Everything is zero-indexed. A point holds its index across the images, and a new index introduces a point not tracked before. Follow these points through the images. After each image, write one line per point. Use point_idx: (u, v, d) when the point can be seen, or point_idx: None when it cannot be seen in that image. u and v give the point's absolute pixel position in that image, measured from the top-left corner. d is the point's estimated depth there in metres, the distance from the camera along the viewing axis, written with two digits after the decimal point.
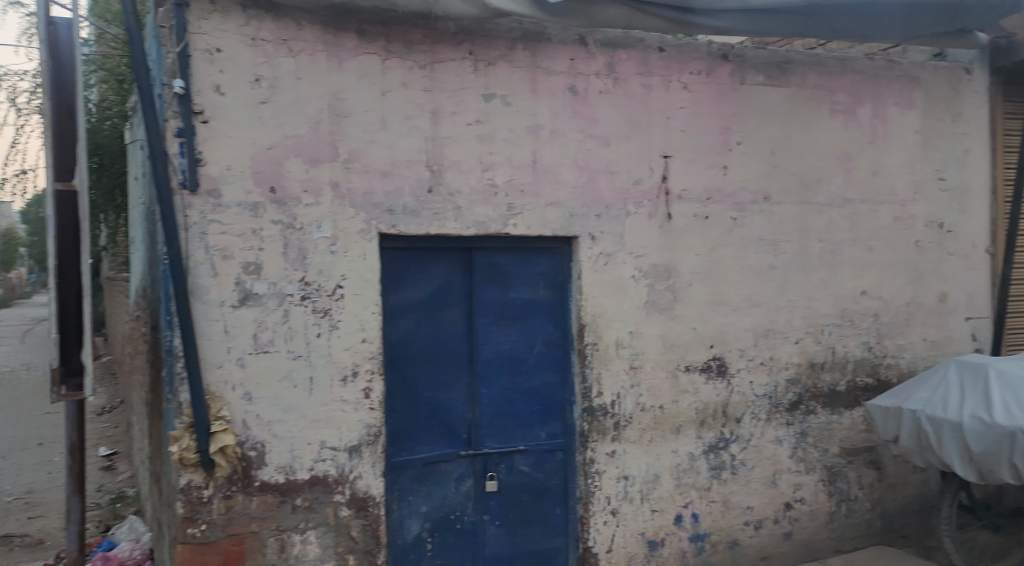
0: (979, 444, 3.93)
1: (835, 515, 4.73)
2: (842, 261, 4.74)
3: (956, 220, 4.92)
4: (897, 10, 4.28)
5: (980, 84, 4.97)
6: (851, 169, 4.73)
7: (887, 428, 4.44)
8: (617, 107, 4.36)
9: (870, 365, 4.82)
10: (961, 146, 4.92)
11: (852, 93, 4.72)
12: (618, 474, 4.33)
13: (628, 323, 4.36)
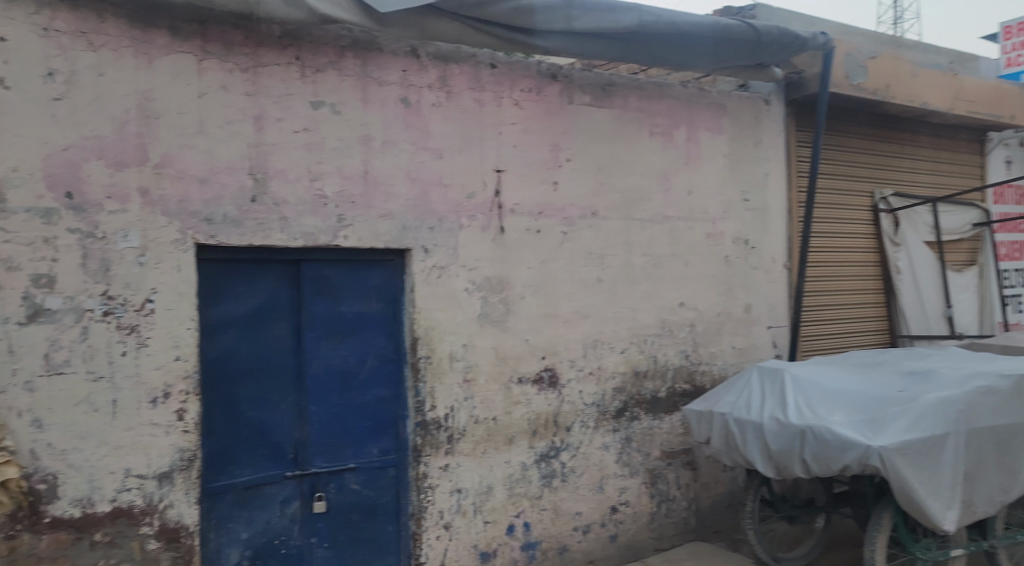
0: (776, 441, 4.32)
1: (656, 515, 4.99)
2: (662, 275, 5.03)
3: (760, 237, 5.37)
4: (706, 42, 4.62)
5: (778, 114, 5.46)
6: (669, 188, 5.05)
7: (700, 430, 4.82)
8: (449, 120, 4.36)
9: (688, 373, 5.14)
10: (763, 169, 5.39)
11: (669, 116, 5.04)
12: (451, 487, 4.31)
13: (462, 336, 4.37)
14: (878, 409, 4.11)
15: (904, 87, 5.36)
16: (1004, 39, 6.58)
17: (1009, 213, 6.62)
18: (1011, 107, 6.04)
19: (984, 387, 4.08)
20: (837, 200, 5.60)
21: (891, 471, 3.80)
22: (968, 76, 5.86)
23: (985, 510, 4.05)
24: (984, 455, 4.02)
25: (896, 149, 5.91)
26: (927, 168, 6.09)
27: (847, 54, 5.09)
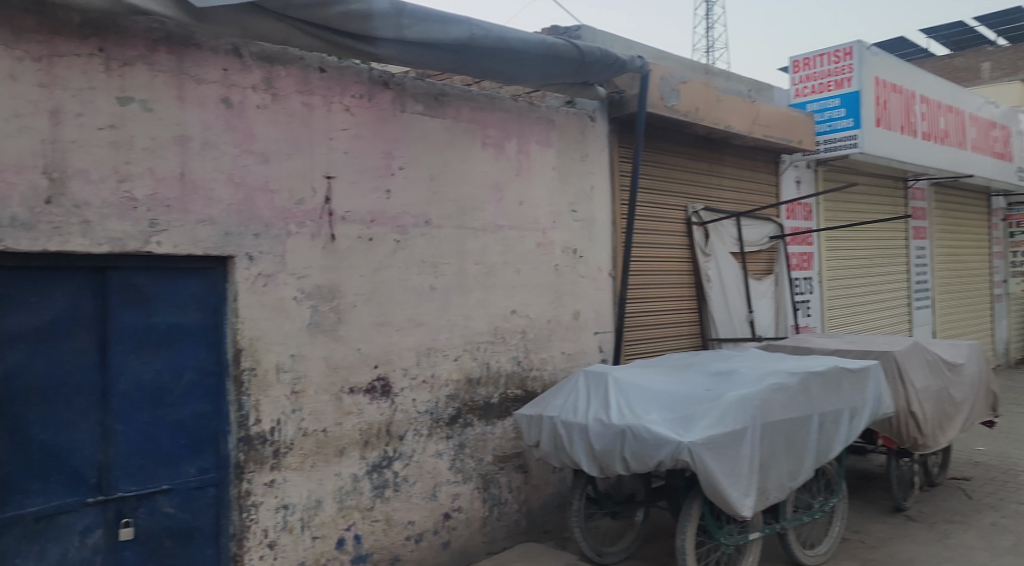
0: (599, 442, 4.54)
1: (488, 519, 5.09)
2: (495, 283, 5.14)
3: (586, 247, 5.64)
4: (534, 58, 4.79)
5: (602, 130, 5.77)
6: (501, 198, 5.18)
7: (530, 433, 4.97)
8: (275, 123, 4.21)
9: (520, 378, 5.29)
10: (589, 182, 5.67)
11: (501, 128, 5.17)
12: (277, 504, 4.14)
13: (289, 346, 4.22)
14: (689, 408, 4.45)
15: (711, 110, 5.85)
16: (793, 72, 7.30)
17: (800, 227, 7.42)
18: (800, 133, 6.78)
19: (776, 384, 4.53)
20: (654, 213, 6.00)
21: (698, 465, 4.10)
22: (765, 103, 6.50)
23: (777, 496, 4.47)
24: (776, 446, 4.45)
25: (705, 167, 6.43)
26: (731, 186, 6.68)
27: (661, 78, 5.47)
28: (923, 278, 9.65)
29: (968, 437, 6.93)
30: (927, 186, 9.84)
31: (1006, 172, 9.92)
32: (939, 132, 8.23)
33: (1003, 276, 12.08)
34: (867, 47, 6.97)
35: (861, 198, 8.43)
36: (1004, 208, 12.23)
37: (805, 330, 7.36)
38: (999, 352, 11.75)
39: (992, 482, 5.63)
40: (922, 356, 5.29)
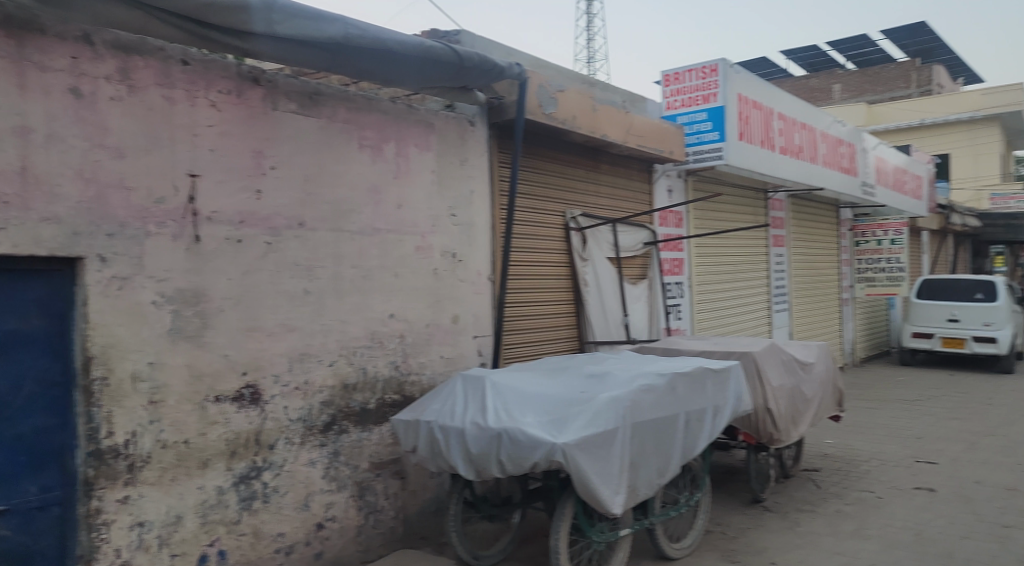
0: (476, 445, 4.55)
1: (363, 527, 4.99)
2: (372, 287, 5.06)
3: (466, 251, 5.65)
4: (412, 61, 4.76)
5: (482, 135, 5.81)
6: (379, 201, 5.10)
7: (407, 439, 4.92)
8: (132, 117, 3.95)
9: (397, 383, 5.23)
10: (468, 187, 5.69)
11: (378, 130, 5.10)
12: (132, 521, 3.87)
13: (148, 353, 3.95)
14: (564, 410, 4.54)
15: (587, 119, 6.02)
16: (664, 85, 7.66)
17: (672, 234, 7.77)
18: (670, 144, 7.10)
19: (646, 385, 4.71)
20: (533, 218, 6.11)
21: (572, 465, 4.18)
22: (638, 114, 6.76)
23: (645, 492, 4.64)
24: (645, 445, 4.62)
25: (582, 175, 6.60)
26: (607, 193, 6.90)
27: (539, 86, 5.57)
28: (782, 283, 10.34)
29: (818, 430, 7.49)
30: (786, 198, 10.57)
31: (853, 186, 10.83)
32: (794, 147, 8.86)
33: (850, 282, 13.16)
34: (732, 65, 7.39)
35: (726, 208, 8.93)
36: (851, 219, 13.34)
37: (676, 333, 7.71)
38: (847, 351, 12.80)
39: (838, 472, 6.10)
40: (778, 357, 5.66)
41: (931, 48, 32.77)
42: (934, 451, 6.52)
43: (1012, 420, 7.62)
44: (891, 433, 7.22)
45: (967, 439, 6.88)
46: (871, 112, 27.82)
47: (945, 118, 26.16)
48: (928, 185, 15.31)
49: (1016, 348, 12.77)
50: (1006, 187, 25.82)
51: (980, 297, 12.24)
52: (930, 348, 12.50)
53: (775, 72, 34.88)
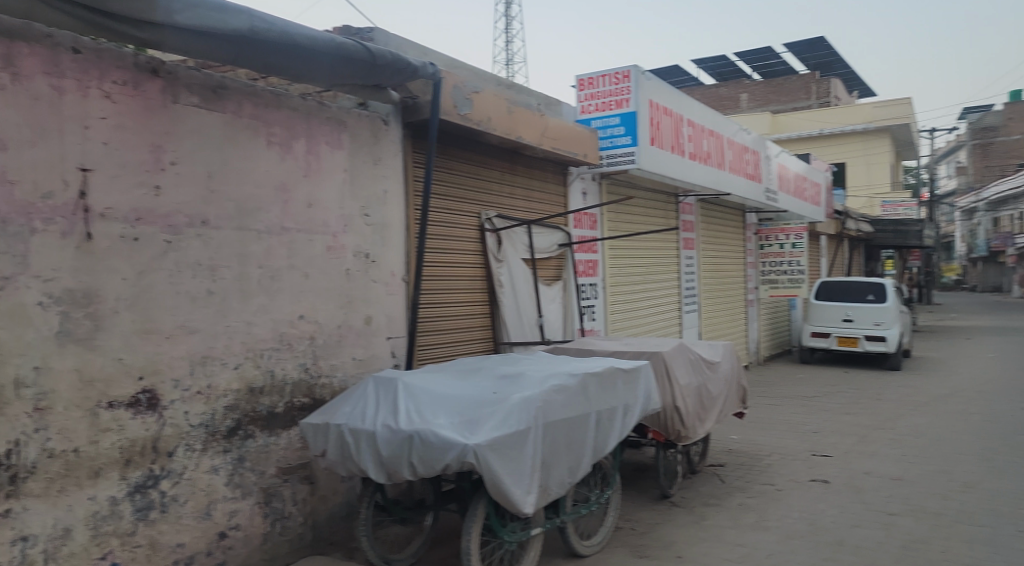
0: (387, 448, 4.49)
1: (269, 535, 4.85)
2: (280, 287, 4.93)
3: (380, 251, 5.58)
4: (322, 57, 4.65)
5: (396, 135, 5.74)
6: (287, 199, 4.97)
7: (316, 443, 4.81)
8: (16, 107, 3.70)
9: (306, 386, 5.11)
10: (382, 187, 5.61)
11: (287, 127, 4.97)
12: (14, 537, 3.61)
13: (32, 358, 3.71)
14: (476, 412, 4.54)
15: (502, 121, 6.04)
16: (579, 89, 7.73)
17: (586, 236, 7.91)
18: (585, 148, 7.21)
19: (558, 386, 4.76)
20: (448, 219, 6.09)
21: (484, 466, 4.18)
22: (553, 117, 6.84)
23: (557, 491, 4.69)
24: (556, 444, 4.66)
25: (497, 176, 6.63)
26: (522, 194, 6.95)
27: (454, 86, 5.55)
28: (691, 285, 10.69)
29: (723, 427, 7.77)
30: (695, 202, 10.92)
31: (758, 192, 11.30)
32: (703, 153, 9.17)
33: (756, 283, 13.72)
34: (643, 72, 7.57)
35: (638, 211, 9.15)
36: (757, 223, 13.91)
37: (590, 333, 7.84)
38: (752, 350, 13.34)
39: (741, 467, 6.35)
40: (685, 356, 5.83)
41: (830, 62, 34.67)
42: (829, 444, 6.87)
43: (899, 414, 8.12)
44: (790, 428, 7.57)
45: (859, 432, 7.29)
46: (776, 122, 29.17)
47: (843, 128, 27.72)
48: (826, 192, 16.20)
49: (904, 346, 13.63)
50: (897, 194, 27.58)
51: (873, 298, 12.95)
52: (827, 347, 13.12)
53: (687, 80, 36.11)
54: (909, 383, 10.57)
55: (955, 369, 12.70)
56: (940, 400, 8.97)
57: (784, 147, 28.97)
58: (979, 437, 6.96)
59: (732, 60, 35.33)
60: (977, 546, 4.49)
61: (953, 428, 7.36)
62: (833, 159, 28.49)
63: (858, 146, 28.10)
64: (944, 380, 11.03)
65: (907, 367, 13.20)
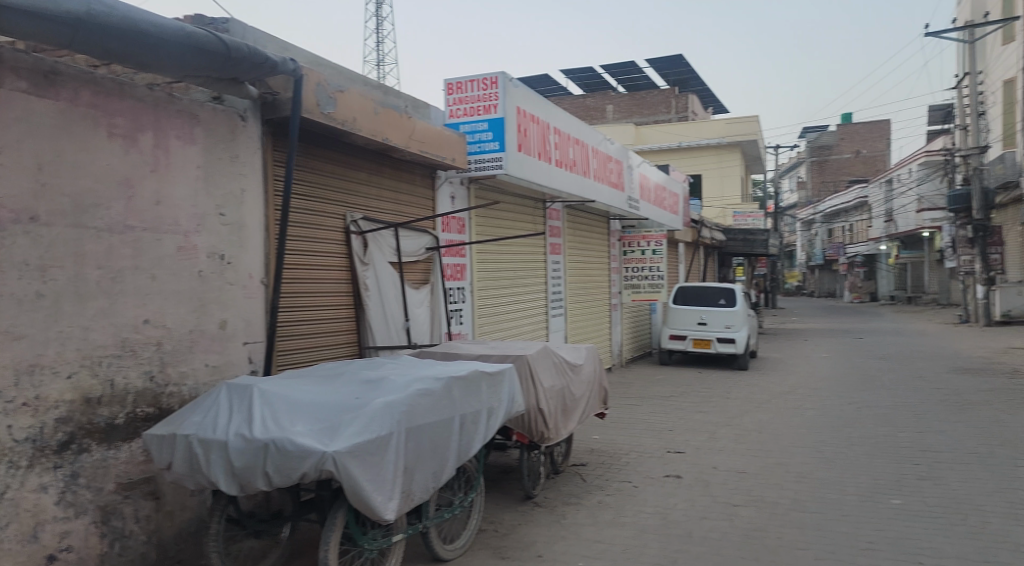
0: (240, 458, 4.27)
1: (107, 556, 4.50)
2: (122, 290, 4.58)
3: (236, 252, 5.33)
4: (172, 47, 4.37)
5: (254, 131, 5.51)
6: (132, 196, 4.65)
7: (162, 455, 4.51)
8: None
9: (152, 395, 4.78)
10: (239, 185, 5.37)
11: (131, 118, 4.65)
12: None
13: None
14: (337, 418, 4.42)
15: (368, 122, 5.96)
16: (447, 94, 7.75)
17: (454, 240, 7.97)
18: (453, 152, 7.25)
19: (422, 389, 4.72)
20: (311, 221, 5.94)
21: (344, 473, 4.07)
22: (421, 120, 6.81)
23: (420, 496, 4.64)
24: (420, 449, 4.62)
25: (364, 178, 6.53)
26: (389, 197, 6.89)
27: (317, 84, 5.41)
28: (558, 290, 10.98)
29: (585, 427, 8.02)
30: (562, 208, 11.23)
31: (621, 200, 11.79)
32: (569, 161, 9.45)
33: (619, 288, 14.28)
34: (510, 80, 7.72)
35: (506, 216, 9.29)
36: (620, 230, 14.49)
37: (457, 337, 7.89)
38: (615, 353, 13.85)
39: (602, 465, 6.58)
40: (548, 359, 5.97)
41: (687, 79, 36.77)
42: (681, 441, 7.26)
43: (743, 411, 8.73)
44: (647, 427, 7.93)
45: (708, 429, 7.75)
46: (639, 133, 30.56)
47: (699, 142, 29.44)
48: (683, 202, 17.16)
49: (751, 348, 14.66)
50: (745, 206, 29.64)
51: (723, 303, 13.86)
52: (683, 349, 13.86)
53: (557, 90, 37.12)
54: (756, 382, 11.37)
55: (796, 368, 13.82)
56: (781, 397, 9.72)
57: (647, 157, 30.35)
58: (811, 430, 7.60)
59: (598, 72, 36.64)
60: (809, 531, 4.89)
61: (788, 423, 8.00)
62: (690, 171, 30.16)
63: (712, 160, 29.93)
64: (786, 379, 11.96)
65: (754, 366, 14.20)
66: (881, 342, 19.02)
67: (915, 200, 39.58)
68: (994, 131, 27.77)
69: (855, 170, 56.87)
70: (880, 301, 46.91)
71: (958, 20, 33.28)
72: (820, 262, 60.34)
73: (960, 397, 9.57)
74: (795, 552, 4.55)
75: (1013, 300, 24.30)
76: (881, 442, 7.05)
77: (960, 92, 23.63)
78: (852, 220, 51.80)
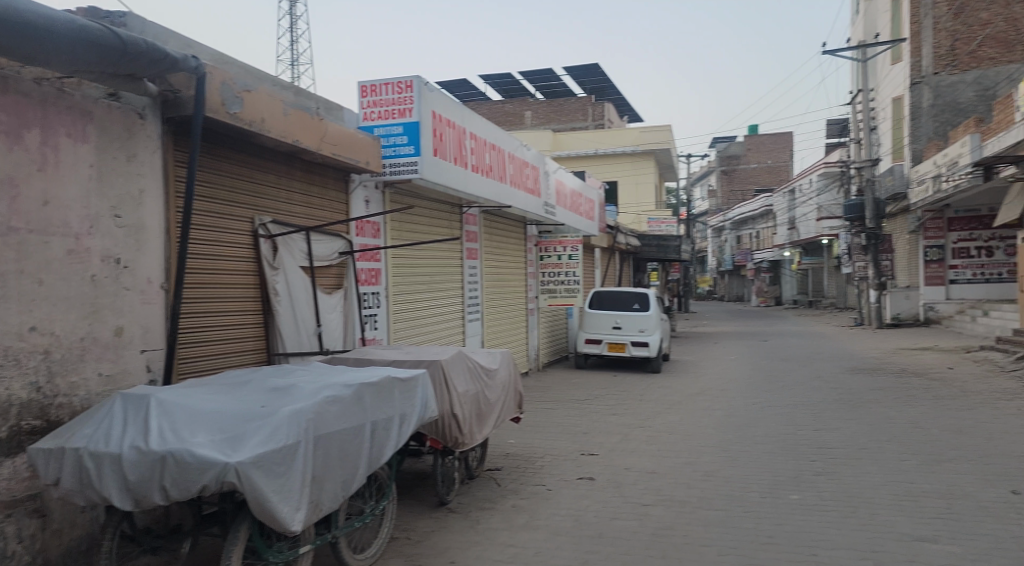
0: (134, 471, 4.00)
1: None
2: (4, 297, 4.25)
3: (133, 256, 5.09)
4: (63, 40, 4.10)
5: (153, 131, 5.28)
6: (17, 196, 4.33)
7: (48, 471, 4.19)
8: None
9: (38, 407, 4.48)
10: (136, 186, 5.13)
11: (16, 114, 4.34)
12: None
13: None
14: (240, 427, 4.19)
15: (276, 123, 5.85)
16: (361, 95, 7.64)
17: (369, 244, 7.88)
18: (366, 155, 7.20)
19: (331, 396, 4.55)
20: (216, 224, 5.74)
21: (247, 484, 3.85)
22: (332, 122, 6.73)
23: (330, 506, 4.41)
24: (330, 458, 4.42)
25: (273, 180, 6.39)
26: (300, 200, 6.75)
27: (222, 83, 5.26)
28: (474, 294, 11.02)
29: (501, 431, 8.04)
30: (479, 214, 11.26)
31: (537, 206, 11.94)
32: (485, 166, 9.49)
33: (535, 293, 14.41)
34: (426, 83, 7.68)
35: (421, 220, 9.24)
36: (537, 235, 14.61)
37: (371, 343, 7.80)
38: (532, 357, 13.96)
39: (517, 469, 6.60)
40: (463, 364, 5.97)
41: (603, 88, 37.62)
42: (595, 444, 7.36)
43: (654, 413, 8.94)
44: (561, 430, 8.02)
45: (621, 431, 7.90)
46: (557, 140, 30.99)
47: (615, 150, 30.14)
48: (598, 209, 17.52)
49: (664, 352, 15.08)
50: (659, 213, 30.49)
51: (638, 307, 14.19)
52: (598, 353, 14.08)
53: (476, 95, 37.24)
54: (669, 384, 11.70)
55: (707, 370, 14.29)
56: (690, 398, 10.03)
57: (564, 164, 30.79)
58: (716, 430, 7.86)
59: (516, 79, 37.01)
60: (714, 527, 5.03)
61: (694, 423, 8.25)
62: (607, 178, 30.77)
63: (627, 167, 30.65)
64: (697, 381, 12.35)
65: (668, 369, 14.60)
66: (784, 344, 19.93)
67: (816, 208, 41.80)
68: (885, 145, 29.69)
69: (760, 179, 60.13)
70: (785, 305, 49.12)
71: (852, 39, 35.33)
72: (731, 268, 62.72)
73: (853, 396, 10.11)
74: (700, 549, 4.68)
75: (901, 304, 26.17)
76: (783, 440, 7.34)
77: (855, 107, 25.06)
78: (761, 227, 54.02)
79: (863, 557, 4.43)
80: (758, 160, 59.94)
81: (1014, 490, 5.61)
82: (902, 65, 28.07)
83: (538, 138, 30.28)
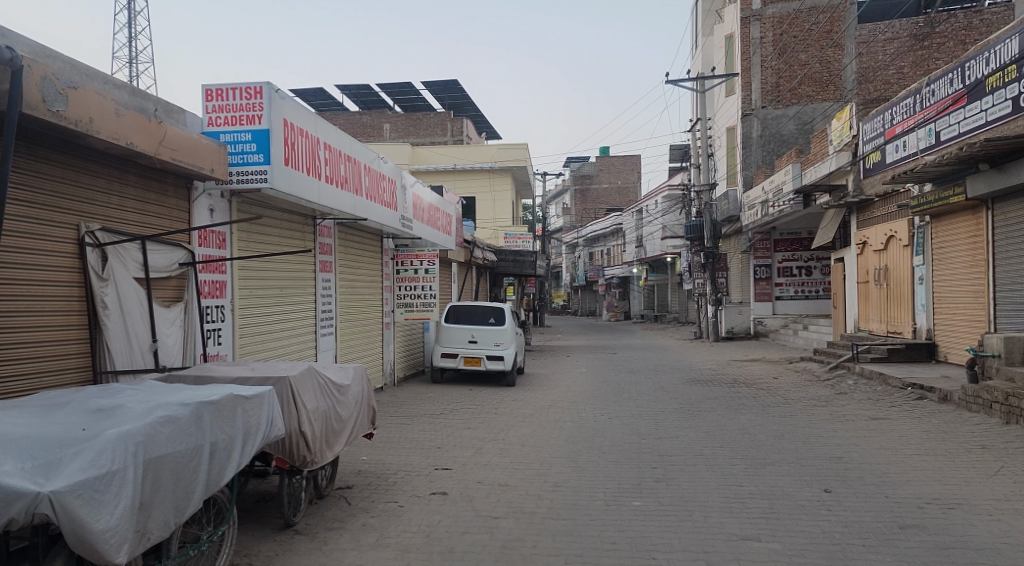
0: None
1: None
2: None
3: None
4: None
5: None
6: None
7: None
8: None
9: None
10: None
11: None
12: None
13: None
14: (54, 452, 3.68)
15: (106, 123, 5.48)
16: (205, 99, 7.28)
17: (212, 255, 7.51)
18: (211, 162, 6.91)
19: (165, 416, 4.11)
20: (32, 231, 5.27)
21: (63, 515, 3.41)
22: (172, 126, 6.39)
23: (160, 534, 3.99)
24: (161, 482, 4.00)
25: (103, 185, 5.96)
26: (134, 207, 6.33)
27: (43, 78, 4.84)
28: (327, 308, 10.76)
29: (353, 448, 7.86)
30: (334, 226, 11.04)
31: (394, 219, 11.87)
32: (339, 177, 9.31)
33: (392, 307, 14.28)
34: (276, 90, 7.47)
35: (270, 232, 8.93)
36: (393, 249, 14.49)
37: (214, 358, 7.44)
38: (387, 372, 13.79)
39: (368, 487, 6.49)
40: (312, 379, 5.82)
41: (461, 105, 37.99)
42: (447, 458, 7.39)
43: (505, 426, 9.09)
44: (412, 445, 7.97)
45: (473, 445, 7.98)
46: (415, 153, 30.90)
47: (473, 165, 30.56)
48: (455, 222, 17.60)
49: (518, 366, 15.34)
50: (515, 229, 31.14)
51: (493, 321, 14.40)
52: (454, 367, 14.15)
53: (333, 104, 36.42)
54: (523, 397, 11.95)
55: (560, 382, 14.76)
56: (541, 411, 10.30)
57: (423, 178, 30.79)
58: (564, 441, 8.12)
59: (374, 90, 36.55)
60: (561, 537, 5.17)
61: (542, 435, 8.48)
62: (465, 194, 31.04)
63: (485, 182, 31.11)
64: (551, 393, 12.69)
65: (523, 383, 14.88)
66: (630, 356, 20.90)
67: (660, 228, 44.35)
68: (722, 170, 32.18)
69: (611, 200, 63.67)
70: (633, 319, 51.64)
71: (691, 71, 38.17)
72: (584, 284, 65.13)
73: (687, 405, 10.74)
74: (546, 558, 4.77)
75: (734, 319, 28.95)
76: (626, 450, 7.68)
77: (695, 135, 26.83)
78: (611, 244, 56.55)
79: (695, 557, 4.72)
80: (609, 181, 63.61)
81: (826, 488, 6.20)
82: (734, 98, 30.62)
83: (396, 151, 29.99)
